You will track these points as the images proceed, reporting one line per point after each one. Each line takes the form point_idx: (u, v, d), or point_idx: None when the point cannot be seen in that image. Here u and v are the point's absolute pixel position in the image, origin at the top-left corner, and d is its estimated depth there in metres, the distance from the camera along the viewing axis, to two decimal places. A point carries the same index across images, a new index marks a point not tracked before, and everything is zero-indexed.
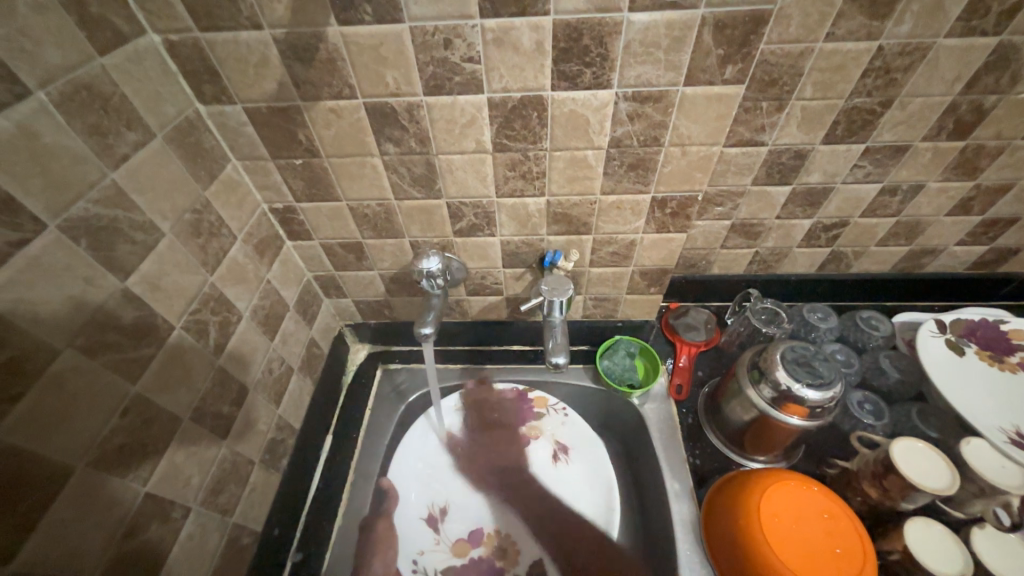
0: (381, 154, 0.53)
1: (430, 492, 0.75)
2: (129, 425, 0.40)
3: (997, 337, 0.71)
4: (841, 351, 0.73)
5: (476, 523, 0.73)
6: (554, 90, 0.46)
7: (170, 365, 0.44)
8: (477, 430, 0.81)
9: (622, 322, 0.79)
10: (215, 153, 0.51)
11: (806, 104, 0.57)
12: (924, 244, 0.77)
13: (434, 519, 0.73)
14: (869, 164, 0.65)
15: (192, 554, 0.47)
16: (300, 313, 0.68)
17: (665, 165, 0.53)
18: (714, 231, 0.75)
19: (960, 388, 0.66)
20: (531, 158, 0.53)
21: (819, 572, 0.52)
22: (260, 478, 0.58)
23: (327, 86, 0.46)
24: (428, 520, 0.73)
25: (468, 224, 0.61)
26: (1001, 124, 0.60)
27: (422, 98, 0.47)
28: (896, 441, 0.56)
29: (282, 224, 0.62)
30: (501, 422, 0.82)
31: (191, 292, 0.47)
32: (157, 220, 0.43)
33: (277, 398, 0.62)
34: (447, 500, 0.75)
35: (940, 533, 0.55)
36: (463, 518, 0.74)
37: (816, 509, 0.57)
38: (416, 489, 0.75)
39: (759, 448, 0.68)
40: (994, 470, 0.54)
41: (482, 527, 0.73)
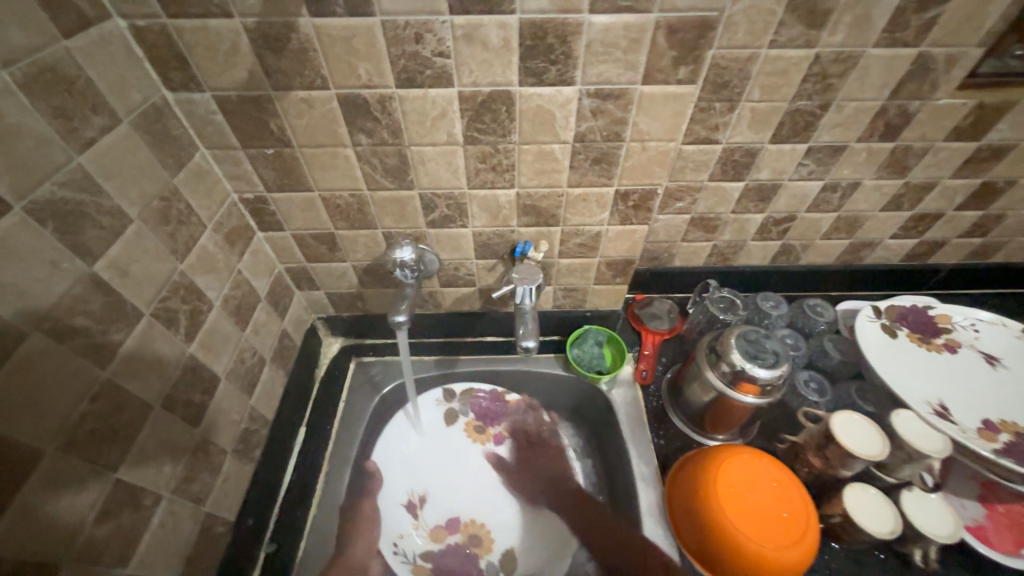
0: (353, 145, 0.54)
1: (409, 481, 0.81)
2: (99, 410, 0.40)
3: (925, 321, 0.79)
4: (790, 336, 0.80)
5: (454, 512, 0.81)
6: (521, 86, 0.49)
7: (140, 352, 0.44)
8: (473, 425, 0.88)
9: (590, 312, 0.83)
10: (184, 141, 0.51)
11: (755, 105, 0.62)
12: (863, 238, 0.84)
13: (413, 504, 0.80)
14: (812, 163, 0.70)
15: (164, 543, 0.47)
16: (272, 305, 0.68)
17: (627, 159, 0.56)
18: (675, 224, 0.80)
19: (893, 367, 0.73)
20: (500, 151, 0.55)
21: (769, 535, 0.57)
22: (233, 468, 0.58)
23: (299, 76, 0.47)
24: (409, 505, 0.79)
25: (440, 215, 0.63)
26: (924, 127, 0.66)
27: (394, 91, 0.49)
28: (837, 414, 0.62)
29: (253, 214, 0.62)
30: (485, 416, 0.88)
31: (160, 279, 0.47)
32: (125, 205, 0.43)
33: (249, 389, 0.61)
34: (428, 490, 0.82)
35: (875, 495, 0.60)
36: (441, 506, 0.81)
37: (767, 478, 0.62)
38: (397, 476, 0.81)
39: (717, 427, 0.72)
40: (919, 437, 0.60)
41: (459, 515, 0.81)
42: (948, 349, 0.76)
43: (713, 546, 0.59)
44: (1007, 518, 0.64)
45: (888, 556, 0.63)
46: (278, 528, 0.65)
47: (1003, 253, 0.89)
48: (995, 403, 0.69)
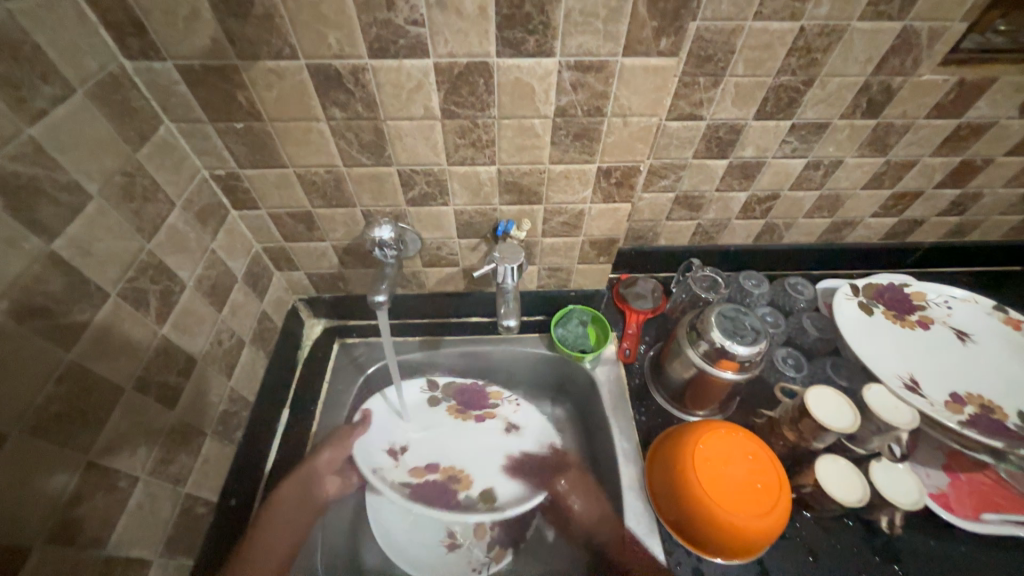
0: (327, 119, 0.52)
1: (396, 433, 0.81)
2: (66, 392, 0.39)
3: (901, 298, 0.80)
4: (770, 313, 0.81)
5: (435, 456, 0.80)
6: (499, 57, 0.47)
7: (107, 333, 0.43)
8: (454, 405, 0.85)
9: (574, 292, 0.83)
10: (146, 114, 0.48)
11: (739, 80, 0.61)
12: (844, 216, 0.85)
13: (394, 450, 0.79)
14: (796, 140, 0.70)
15: (142, 523, 0.47)
16: (250, 285, 0.66)
17: (608, 136, 0.55)
18: (659, 203, 0.79)
19: (868, 343, 0.74)
20: (480, 126, 0.54)
21: (741, 505, 0.59)
22: (213, 449, 0.58)
23: (265, 45, 0.45)
24: (389, 450, 0.78)
25: (420, 193, 0.61)
26: (906, 104, 0.66)
27: (367, 62, 0.47)
28: (810, 388, 0.64)
29: (226, 192, 0.60)
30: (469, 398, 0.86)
31: (126, 259, 0.45)
32: (84, 181, 0.41)
33: (228, 370, 0.61)
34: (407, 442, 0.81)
35: (844, 466, 0.62)
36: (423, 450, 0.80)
37: (742, 451, 0.64)
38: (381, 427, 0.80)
39: (697, 403, 0.74)
40: (887, 409, 0.62)
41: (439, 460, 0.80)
42: (921, 326, 0.77)
43: (687, 516, 0.61)
44: (968, 486, 0.67)
45: (856, 523, 0.65)
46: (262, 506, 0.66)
47: (979, 231, 0.91)
48: (963, 377, 0.71)
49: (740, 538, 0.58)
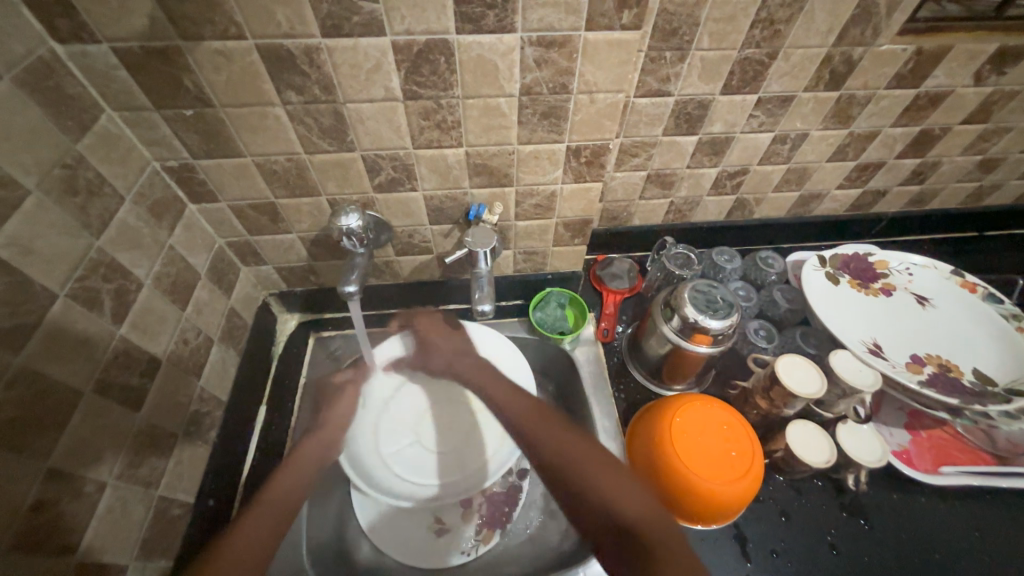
0: (283, 103, 0.50)
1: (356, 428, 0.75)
2: (18, 398, 0.37)
3: (866, 267, 0.83)
4: (742, 287, 0.83)
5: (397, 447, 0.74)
6: (459, 34, 0.46)
7: (60, 334, 0.41)
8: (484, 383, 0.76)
9: (551, 275, 0.83)
10: (85, 102, 0.46)
11: (705, 54, 0.61)
12: (811, 189, 0.86)
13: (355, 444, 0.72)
14: (762, 114, 0.70)
15: (114, 528, 0.46)
16: (215, 281, 0.64)
17: (576, 113, 0.55)
18: (632, 182, 0.79)
19: (835, 312, 0.77)
20: (444, 107, 0.52)
21: (716, 472, 0.61)
22: (186, 450, 0.56)
23: (209, 24, 0.43)
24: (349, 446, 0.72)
25: (387, 178, 0.60)
26: (867, 75, 0.67)
27: (321, 41, 0.45)
28: (780, 357, 0.65)
29: (181, 184, 0.57)
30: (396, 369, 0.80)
31: (74, 256, 0.43)
32: (18, 174, 0.38)
33: (196, 370, 0.59)
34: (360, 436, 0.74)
35: (814, 430, 0.65)
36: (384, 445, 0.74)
37: (717, 421, 0.65)
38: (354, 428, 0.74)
39: (673, 377, 0.75)
40: (852, 374, 0.64)
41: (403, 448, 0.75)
42: (884, 293, 0.80)
43: (667, 487, 0.63)
44: (928, 442, 0.71)
45: (825, 483, 0.69)
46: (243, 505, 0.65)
47: (938, 199, 0.94)
48: (924, 339, 0.74)
49: (717, 504, 0.60)
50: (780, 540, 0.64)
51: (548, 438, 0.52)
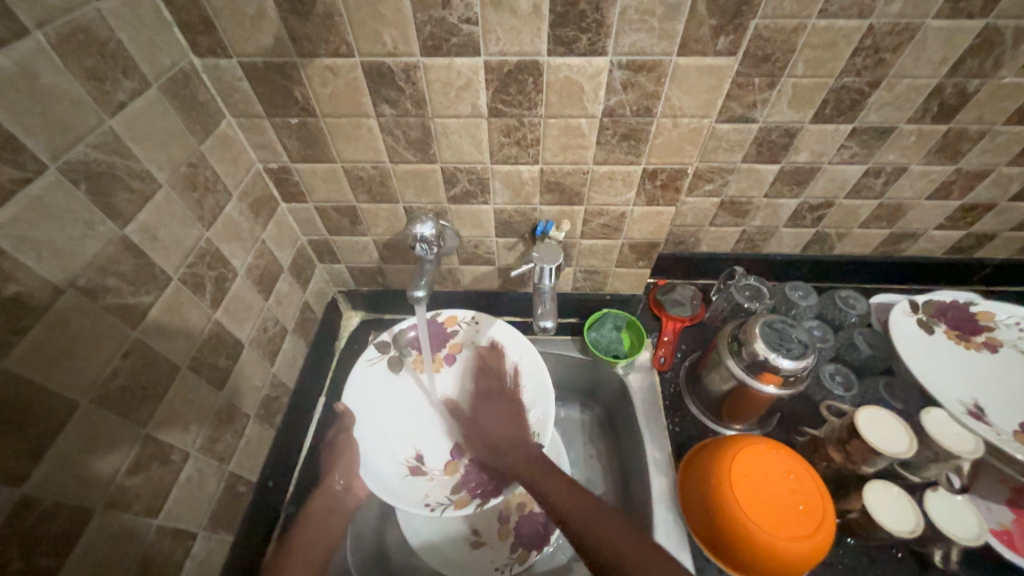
0: (377, 115, 0.53)
1: (394, 445, 0.69)
2: (130, 367, 0.41)
3: (966, 317, 0.75)
4: (818, 327, 0.77)
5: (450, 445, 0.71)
6: (550, 56, 0.47)
7: (169, 313, 0.45)
8: (419, 357, 0.76)
9: (610, 296, 0.82)
10: (211, 109, 0.51)
11: (798, 81, 0.58)
12: (904, 228, 0.80)
13: (414, 465, 0.68)
14: (855, 145, 0.66)
15: (190, 497, 0.49)
16: (295, 276, 0.69)
17: (657, 137, 0.54)
18: (703, 208, 0.77)
19: (927, 365, 0.69)
20: (525, 125, 0.53)
21: (778, 526, 0.56)
22: (256, 431, 0.60)
23: (324, 43, 0.46)
24: (410, 468, 0.67)
25: (461, 190, 0.62)
26: (984, 109, 0.61)
27: (419, 60, 0.48)
28: (862, 409, 0.60)
29: (277, 185, 0.62)
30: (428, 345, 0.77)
31: (188, 245, 0.48)
32: (154, 169, 0.44)
33: (272, 356, 0.63)
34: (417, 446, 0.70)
35: (897, 493, 0.59)
36: (436, 447, 0.71)
37: (783, 470, 0.61)
38: (383, 459, 0.66)
39: (734, 416, 0.71)
40: (949, 437, 0.57)
41: (456, 442, 0.71)
42: (988, 349, 0.72)
43: (723, 534, 0.59)
44: None
45: (905, 555, 0.62)
46: (297, 490, 0.68)
47: None
48: None
49: (781, 561, 0.56)
50: None
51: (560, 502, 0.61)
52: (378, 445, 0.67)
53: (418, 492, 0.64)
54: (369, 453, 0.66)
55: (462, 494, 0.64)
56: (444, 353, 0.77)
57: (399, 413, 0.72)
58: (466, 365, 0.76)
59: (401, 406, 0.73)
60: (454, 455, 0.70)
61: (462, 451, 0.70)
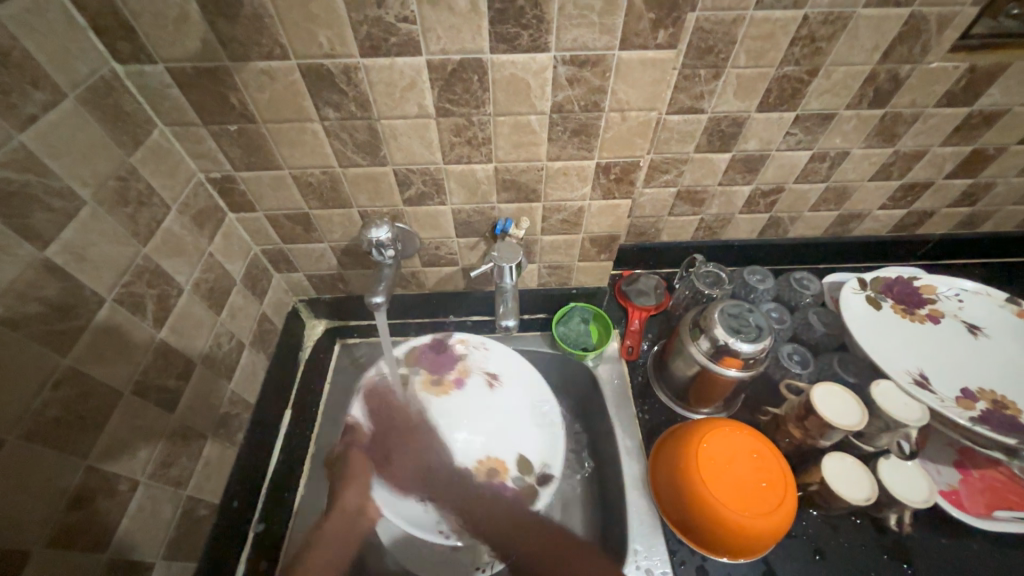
0: (321, 119, 0.52)
1: (411, 482, 0.65)
2: (63, 398, 0.39)
3: (910, 292, 0.79)
4: (775, 309, 0.79)
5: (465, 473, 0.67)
6: (493, 53, 0.46)
7: (105, 338, 0.43)
8: (428, 381, 0.73)
9: (576, 290, 0.83)
10: (141, 118, 0.48)
11: (741, 72, 0.60)
12: (851, 209, 0.83)
13: (422, 500, 0.65)
14: (800, 132, 0.68)
15: (144, 527, 0.47)
16: (249, 287, 0.67)
17: (607, 131, 0.54)
18: (661, 198, 0.78)
19: (877, 339, 0.72)
20: (475, 124, 0.53)
21: (744, 504, 0.58)
22: (215, 452, 0.58)
23: (255, 45, 0.45)
24: (420, 503, 0.64)
25: (416, 192, 0.61)
26: (915, 93, 0.64)
27: (359, 60, 0.46)
28: (816, 386, 0.63)
29: (222, 194, 0.60)
30: (437, 367, 0.74)
31: (122, 263, 0.45)
32: (76, 185, 0.41)
33: (228, 373, 0.61)
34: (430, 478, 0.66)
35: (852, 464, 0.62)
36: (450, 483, 0.67)
37: (747, 449, 0.63)
38: (399, 494, 0.64)
39: (701, 401, 0.73)
40: (895, 407, 0.61)
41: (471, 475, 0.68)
42: (931, 320, 0.76)
43: (693, 516, 0.61)
44: (981, 483, 0.66)
45: (864, 521, 0.65)
46: (265, 507, 0.66)
47: (992, 221, 0.89)
48: (973, 371, 0.69)
49: (747, 538, 0.58)
50: None
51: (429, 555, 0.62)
52: (393, 467, 0.66)
53: (426, 525, 0.62)
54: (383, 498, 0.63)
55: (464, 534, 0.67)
56: (452, 377, 0.73)
57: (427, 428, 0.69)
58: (472, 389, 0.72)
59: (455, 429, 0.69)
60: (459, 486, 0.66)
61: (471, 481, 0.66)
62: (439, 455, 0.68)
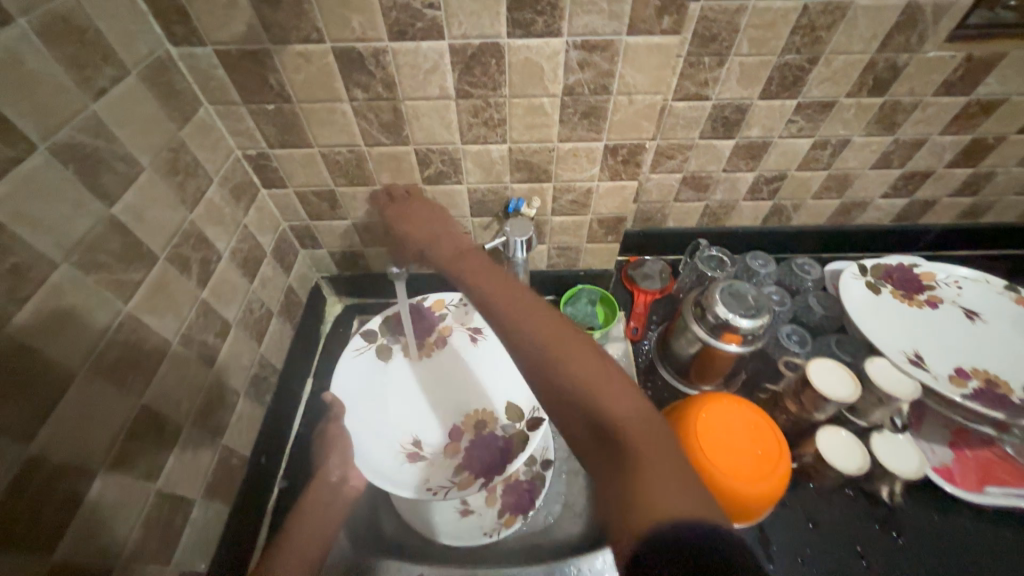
0: (350, 99, 0.56)
1: (395, 434, 0.68)
2: (123, 340, 0.44)
3: (910, 279, 0.81)
4: (777, 292, 0.82)
5: (449, 423, 0.71)
6: (509, 38, 0.50)
7: (157, 292, 0.48)
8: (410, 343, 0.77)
9: (584, 272, 0.86)
10: (188, 97, 0.53)
11: (743, 60, 0.63)
12: (853, 197, 0.86)
13: (411, 451, 0.67)
14: (802, 120, 0.71)
15: (186, 466, 0.52)
16: (278, 260, 0.71)
17: (614, 113, 0.58)
18: (667, 184, 0.82)
19: (875, 322, 0.75)
20: (492, 105, 0.57)
21: (740, 470, 0.61)
22: (246, 408, 0.63)
23: (295, 29, 0.49)
24: (407, 453, 0.67)
25: (435, 171, 0.65)
26: (913, 82, 0.67)
27: (387, 44, 0.51)
28: (812, 362, 0.66)
29: (256, 171, 0.64)
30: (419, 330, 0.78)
31: (173, 226, 0.50)
32: (137, 153, 0.46)
33: (259, 337, 0.66)
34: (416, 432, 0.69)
35: (847, 437, 0.64)
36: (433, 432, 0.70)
37: (744, 420, 0.66)
38: (382, 445, 0.67)
39: (702, 378, 0.76)
40: (890, 381, 0.63)
41: (455, 422, 0.71)
42: (929, 306, 0.78)
43: None
44: (974, 461, 0.69)
45: (856, 493, 0.68)
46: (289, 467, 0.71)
47: (993, 212, 0.91)
48: (968, 354, 0.71)
49: (743, 502, 0.61)
50: (806, 547, 0.63)
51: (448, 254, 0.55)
52: (380, 428, 0.68)
53: (417, 479, 0.64)
54: (363, 448, 0.65)
55: (463, 477, 0.64)
56: (433, 337, 0.78)
57: (411, 392, 0.74)
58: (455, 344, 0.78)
59: (431, 397, 0.74)
60: (453, 437, 0.70)
61: (462, 432, 0.70)
62: (420, 417, 0.71)
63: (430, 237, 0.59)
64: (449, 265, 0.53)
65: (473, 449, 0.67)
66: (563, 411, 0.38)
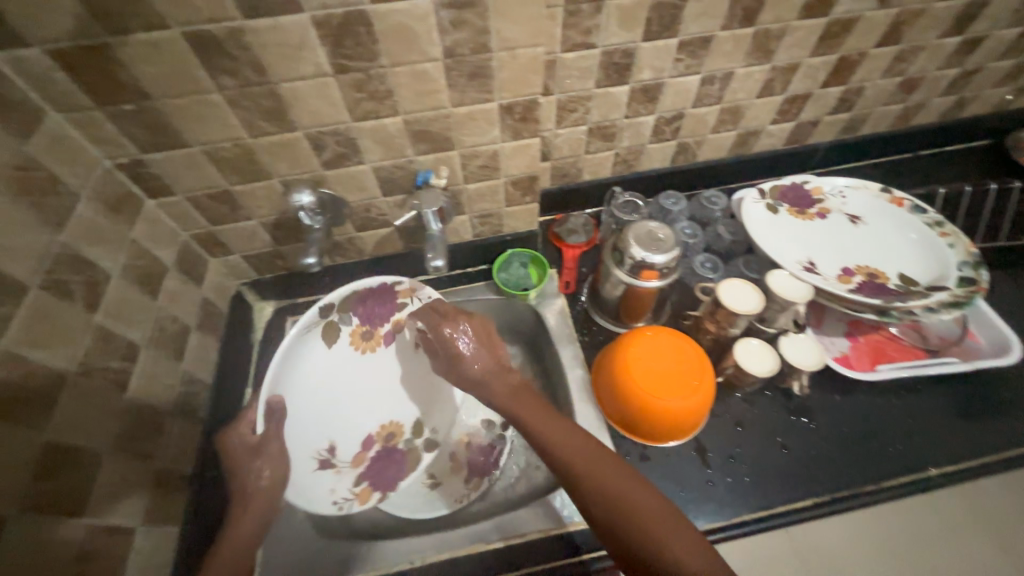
0: (219, 89, 0.53)
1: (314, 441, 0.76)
2: (5, 378, 0.41)
3: (802, 195, 0.88)
4: (689, 226, 0.86)
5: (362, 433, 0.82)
6: (374, 4, 0.49)
7: (37, 324, 0.44)
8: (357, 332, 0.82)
9: (511, 236, 0.87)
10: (27, 106, 0.48)
11: (620, 3, 0.64)
12: (747, 126, 0.91)
13: (324, 458, 0.76)
14: (686, 57, 0.74)
15: (118, 496, 0.50)
16: (184, 273, 0.67)
17: (501, 71, 0.58)
18: (575, 137, 0.83)
19: (775, 239, 0.82)
20: (374, 77, 0.55)
21: (669, 392, 0.67)
22: (178, 428, 0.60)
23: (133, 17, 0.45)
24: (321, 461, 0.75)
25: (333, 154, 0.63)
26: (778, 9, 0.71)
27: (243, 23, 0.47)
28: (722, 283, 0.71)
29: (135, 180, 0.60)
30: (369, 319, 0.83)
31: (40, 251, 0.46)
32: None
33: (178, 354, 0.63)
34: (332, 440, 0.78)
35: (758, 345, 0.71)
36: (348, 440, 0.80)
37: (669, 345, 0.71)
38: (304, 445, 0.74)
39: (633, 316, 0.81)
40: (788, 289, 0.70)
41: (367, 433, 0.82)
42: (819, 217, 0.86)
43: (630, 411, 0.69)
44: (868, 345, 0.79)
45: (774, 393, 0.76)
46: None
47: (869, 124, 0.99)
48: (852, 254, 0.81)
49: (676, 419, 0.67)
50: (735, 447, 0.71)
51: (510, 401, 0.68)
52: (306, 426, 0.75)
53: (327, 488, 0.73)
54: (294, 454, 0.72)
55: (363, 488, 0.76)
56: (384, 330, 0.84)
57: (341, 387, 0.82)
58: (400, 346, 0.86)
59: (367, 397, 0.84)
60: (363, 447, 0.81)
61: (372, 442, 0.82)
62: (337, 421, 0.80)
63: (494, 396, 0.70)
64: (529, 423, 0.65)
65: (376, 461, 0.80)
66: (638, 534, 0.53)
